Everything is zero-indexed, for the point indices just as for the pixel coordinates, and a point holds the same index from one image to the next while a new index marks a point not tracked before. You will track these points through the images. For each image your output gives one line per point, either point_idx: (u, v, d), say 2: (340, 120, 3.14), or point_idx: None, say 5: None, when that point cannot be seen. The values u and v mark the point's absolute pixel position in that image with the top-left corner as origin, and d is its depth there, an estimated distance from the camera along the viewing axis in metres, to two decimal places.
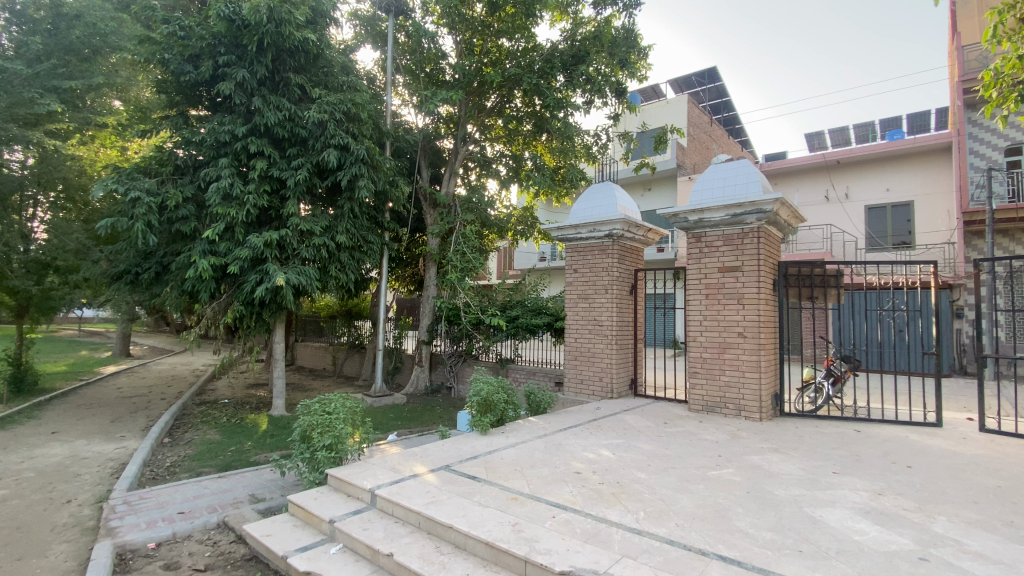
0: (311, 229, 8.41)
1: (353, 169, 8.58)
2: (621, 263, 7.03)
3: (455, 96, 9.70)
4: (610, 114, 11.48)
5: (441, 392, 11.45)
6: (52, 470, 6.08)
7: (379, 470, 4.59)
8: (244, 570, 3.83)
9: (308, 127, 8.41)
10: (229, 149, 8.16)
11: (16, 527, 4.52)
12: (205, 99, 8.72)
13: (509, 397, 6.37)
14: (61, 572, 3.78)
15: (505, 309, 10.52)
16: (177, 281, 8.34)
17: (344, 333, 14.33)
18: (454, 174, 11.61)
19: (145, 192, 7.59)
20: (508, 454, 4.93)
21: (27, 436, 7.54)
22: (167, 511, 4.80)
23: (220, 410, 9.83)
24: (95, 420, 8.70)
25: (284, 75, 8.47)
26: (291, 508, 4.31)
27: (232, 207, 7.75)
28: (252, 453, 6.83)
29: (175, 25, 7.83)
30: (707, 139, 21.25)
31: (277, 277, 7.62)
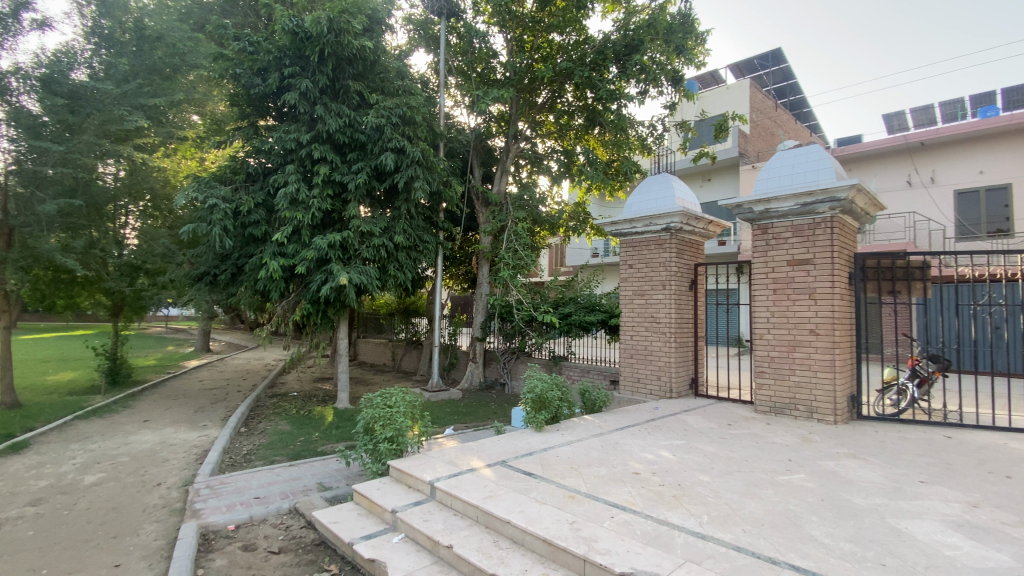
0: (371, 230, 8.75)
1: (409, 171, 8.82)
2: (679, 258, 6.78)
3: (506, 93, 9.71)
4: (666, 104, 11.11)
5: (495, 389, 11.54)
6: (145, 455, 6.68)
7: (438, 463, 4.69)
8: (314, 554, 4.04)
9: (366, 132, 8.74)
10: (294, 156, 8.60)
11: (115, 507, 5.00)
12: (272, 109, 9.23)
13: (564, 395, 6.30)
14: (153, 548, 4.14)
15: (558, 306, 10.45)
16: (250, 281, 8.90)
17: (402, 330, 14.80)
18: (505, 172, 11.65)
19: (221, 199, 8.16)
20: (564, 451, 4.90)
21: (123, 424, 8.33)
22: (244, 496, 5.14)
23: (290, 402, 10.43)
24: (180, 410, 9.47)
25: (344, 82, 8.78)
26: (357, 497, 4.50)
27: (299, 211, 8.18)
28: (319, 444, 7.20)
29: (244, 41, 8.35)
30: (770, 126, 20.14)
31: (340, 276, 7.98)
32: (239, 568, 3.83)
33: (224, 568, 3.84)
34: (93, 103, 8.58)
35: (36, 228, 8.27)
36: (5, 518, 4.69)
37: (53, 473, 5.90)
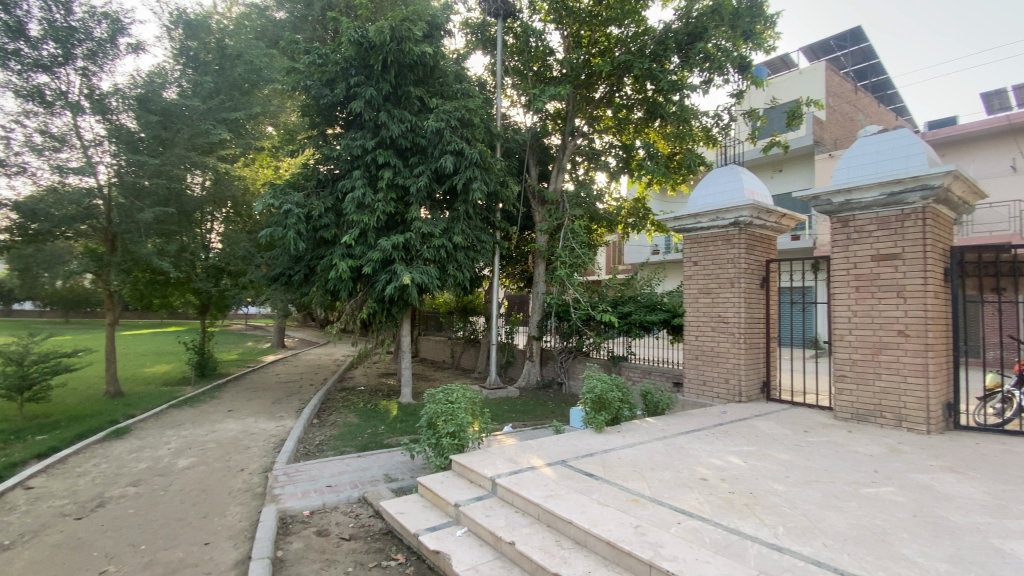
0: (432, 231, 8.98)
1: (468, 172, 8.97)
2: (749, 254, 6.44)
3: (563, 90, 9.66)
4: (732, 92, 10.62)
5: (553, 388, 11.52)
6: (229, 442, 7.24)
7: (499, 460, 4.74)
8: (381, 543, 4.21)
9: (427, 136, 9.02)
10: (361, 161, 9.00)
11: (204, 489, 5.45)
12: (339, 118, 9.68)
13: (625, 396, 6.18)
14: (237, 529, 4.48)
15: (617, 305, 10.26)
16: (321, 282, 9.42)
17: (461, 328, 15.12)
18: (562, 170, 11.57)
19: (295, 205, 8.68)
20: (626, 453, 4.81)
21: (211, 413, 9.09)
22: (318, 484, 5.45)
23: (357, 396, 10.95)
24: (259, 402, 10.19)
25: (406, 88, 9.07)
26: (421, 490, 4.64)
27: (365, 214, 8.56)
28: (385, 436, 7.49)
29: (315, 54, 8.85)
30: (849, 111, 18.71)
31: (403, 276, 8.25)
32: (314, 552, 4.05)
33: (300, 551, 4.08)
34: (183, 120, 9.37)
35: (135, 234, 9.14)
36: (113, 496, 5.24)
37: (152, 456, 6.53)
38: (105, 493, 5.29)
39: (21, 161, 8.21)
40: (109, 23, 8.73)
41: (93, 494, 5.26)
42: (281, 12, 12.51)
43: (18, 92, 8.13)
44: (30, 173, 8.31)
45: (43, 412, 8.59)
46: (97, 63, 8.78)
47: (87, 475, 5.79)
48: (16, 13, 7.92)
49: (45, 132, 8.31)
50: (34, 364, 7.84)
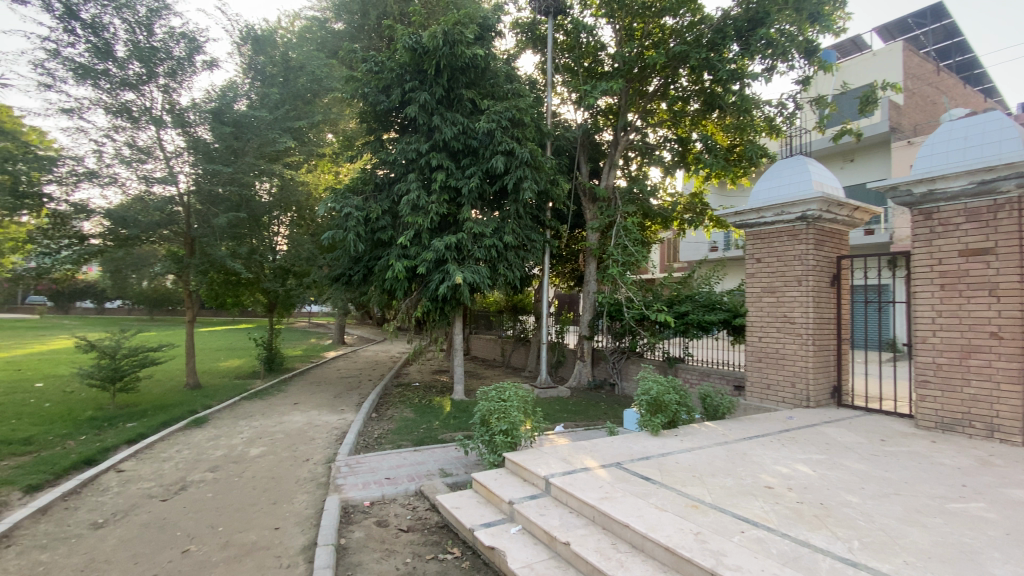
0: (483, 231, 9.09)
1: (519, 172, 9.00)
2: (818, 250, 6.08)
3: (615, 85, 9.50)
4: (798, 79, 10.06)
5: (605, 388, 11.36)
6: (295, 434, 7.66)
7: (552, 460, 4.75)
8: (438, 536, 4.31)
9: (478, 137, 9.13)
10: (415, 165, 9.25)
11: (274, 477, 5.80)
12: (394, 122, 9.97)
13: (682, 398, 6.00)
14: (304, 516, 4.73)
15: (673, 304, 9.96)
16: (379, 282, 9.77)
17: (511, 327, 15.22)
18: (615, 166, 11.35)
19: (354, 208, 9.05)
20: (683, 458, 4.67)
21: (279, 405, 9.66)
22: (378, 476, 5.67)
23: (412, 392, 11.29)
24: (322, 396, 10.71)
25: (458, 91, 9.25)
26: (476, 486, 4.72)
27: (420, 215, 8.79)
28: (439, 432, 7.67)
29: (372, 62, 9.18)
30: (931, 93, 17.19)
31: (456, 276, 8.40)
32: (374, 542, 4.22)
33: (361, 540, 4.26)
34: (252, 130, 9.92)
35: (211, 238, 9.85)
36: (193, 480, 5.68)
37: (226, 445, 7.02)
38: (186, 478, 5.75)
39: (113, 174, 9.06)
40: (187, 43, 9.47)
41: (176, 478, 5.73)
42: (340, 23, 13.05)
43: (109, 108, 8.90)
44: (120, 184, 9.15)
45: (133, 402, 9.45)
46: (176, 81, 9.53)
47: (172, 460, 6.32)
48: (104, 36, 8.76)
49: (132, 146, 9.12)
50: (125, 358, 8.63)
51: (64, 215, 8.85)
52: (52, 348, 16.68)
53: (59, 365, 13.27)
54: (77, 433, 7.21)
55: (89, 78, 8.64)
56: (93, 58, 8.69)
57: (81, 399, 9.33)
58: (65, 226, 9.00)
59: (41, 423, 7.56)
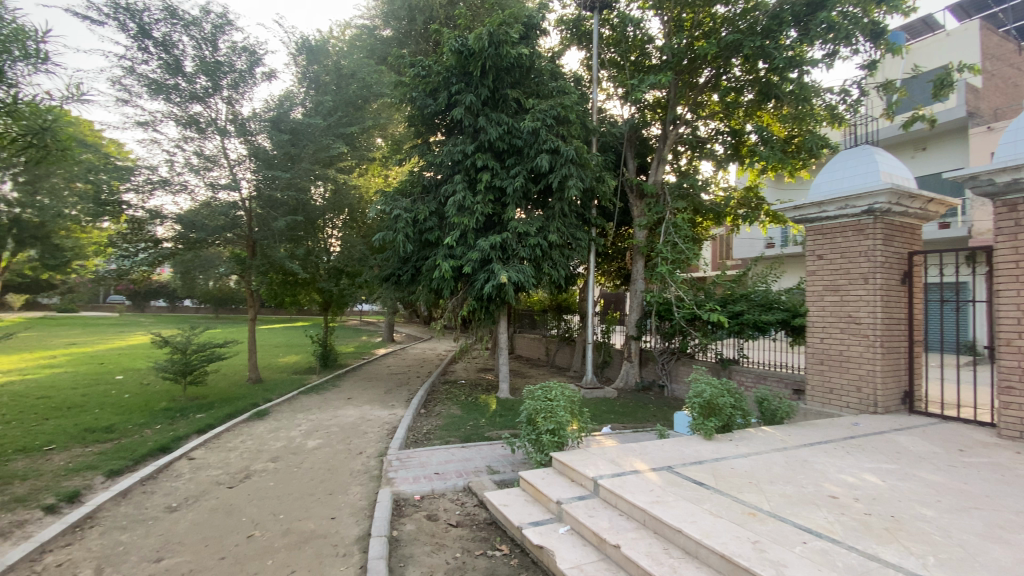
0: (528, 230, 9.10)
1: (564, 170, 8.93)
2: (888, 246, 5.69)
3: (664, 77, 9.25)
4: (862, 64, 9.46)
5: (653, 390, 11.12)
6: (348, 427, 7.96)
7: (600, 461, 4.70)
8: (486, 532, 4.37)
9: (523, 136, 9.14)
10: (461, 166, 9.37)
11: (330, 469, 6.05)
12: (441, 125, 10.15)
13: (737, 402, 5.77)
14: (358, 507, 4.90)
15: (726, 303, 9.59)
16: (426, 282, 9.98)
17: (555, 326, 15.15)
18: (663, 161, 11.05)
19: (403, 210, 9.30)
20: (739, 463, 4.50)
21: (333, 400, 10.07)
22: (427, 470, 5.81)
23: (459, 389, 11.47)
24: (373, 391, 11.08)
25: (503, 91, 9.31)
26: (523, 484, 4.74)
27: (465, 216, 8.91)
28: (486, 429, 7.75)
29: (419, 67, 9.38)
30: (1014, 74, 15.75)
31: (501, 275, 8.45)
32: (425, 535, 4.32)
33: (413, 532, 4.37)
34: (309, 137, 10.44)
35: (271, 240, 10.40)
36: (256, 469, 6.01)
37: (286, 437, 7.39)
38: (250, 467, 6.10)
39: (183, 181, 9.71)
40: (248, 56, 10.04)
41: (241, 467, 6.09)
42: (388, 30, 13.43)
43: (179, 120, 9.55)
44: (190, 191, 9.81)
45: (202, 394, 10.12)
46: (238, 92, 10.12)
47: (237, 450, 6.72)
48: (174, 53, 9.42)
49: (200, 154, 9.75)
50: (195, 353, 9.22)
51: (140, 221, 9.61)
52: (130, 344, 18.08)
53: (137, 359, 14.38)
54: (153, 422, 7.80)
55: (161, 93, 9.33)
56: (165, 74, 9.36)
57: (157, 391, 10.08)
58: (142, 231, 9.74)
59: (122, 413, 8.23)
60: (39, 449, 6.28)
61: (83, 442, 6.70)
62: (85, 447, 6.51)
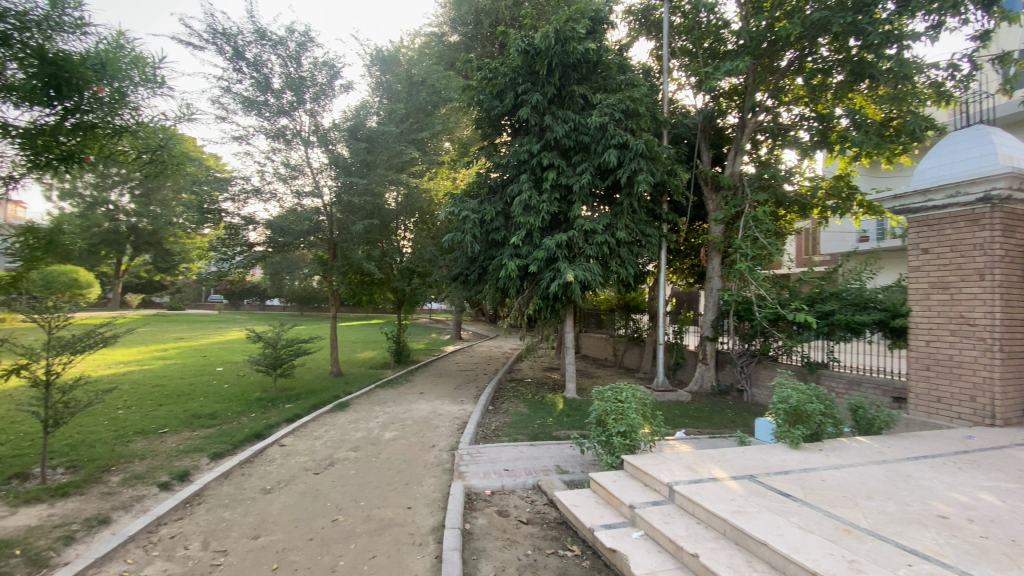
0: (595, 228, 8.97)
1: (633, 164, 8.70)
2: (1009, 237, 5.02)
3: (741, 63, 8.77)
4: (975, 34, 8.42)
5: (731, 394, 10.58)
6: (421, 421, 8.26)
7: (676, 467, 4.55)
8: (557, 532, 4.36)
9: (590, 132, 9.01)
10: (527, 165, 9.39)
11: (405, 460, 6.32)
12: (506, 125, 10.23)
13: (828, 409, 5.34)
14: (432, 499, 5.08)
15: (814, 302, 8.91)
16: (493, 281, 10.13)
17: (623, 325, 14.81)
18: (741, 152, 10.45)
19: (471, 211, 9.50)
20: (831, 475, 4.17)
21: (406, 394, 10.50)
22: (497, 467, 5.90)
23: (526, 387, 11.55)
24: (444, 387, 11.43)
25: (570, 88, 9.24)
26: (594, 486, 4.69)
27: (531, 215, 8.93)
28: (554, 429, 7.74)
29: (487, 69, 9.54)
30: None
31: (567, 274, 8.40)
32: (496, 530, 4.38)
33: (484, 527, 4.46)
34: (383, 144, 10.89)
35: (349, 242, 11.04)
36: (338, 458, 6.40)
37: (365, 428, 7.81)
38: (333, 455, 6.50)
39: (272, 190, 10.53)
40: (328, 70, 10.69)
41: (325, 455, 6.51)
42: (456, 35, 13.78)
43: (268, 133, 10.36)
44: (278, 199, 10.62)
45: (290, 385, 10.96)
46: (320, 104, 10.80)
47: (321, 439, 7.19)
48: (264, 71, 10.22)
49: (287, 164, 10.52)
50: (283, 348, 9.99)
51: (236, 227, 10.56)
52: (228, 338, 19.94)
53: (234, 352, 15.82)
54: (249, 410, 8.54)
55: (253, 109, 10.18)
56: (256, 91, 10.20)
57: (252, 381, 11.05)
58: (237, 237, 10.66)
59: (223, 401, 9.09)
60: (155, 432, 7.08)
61: (190, 426, 7.47)
62: (192, 431, 7.25)
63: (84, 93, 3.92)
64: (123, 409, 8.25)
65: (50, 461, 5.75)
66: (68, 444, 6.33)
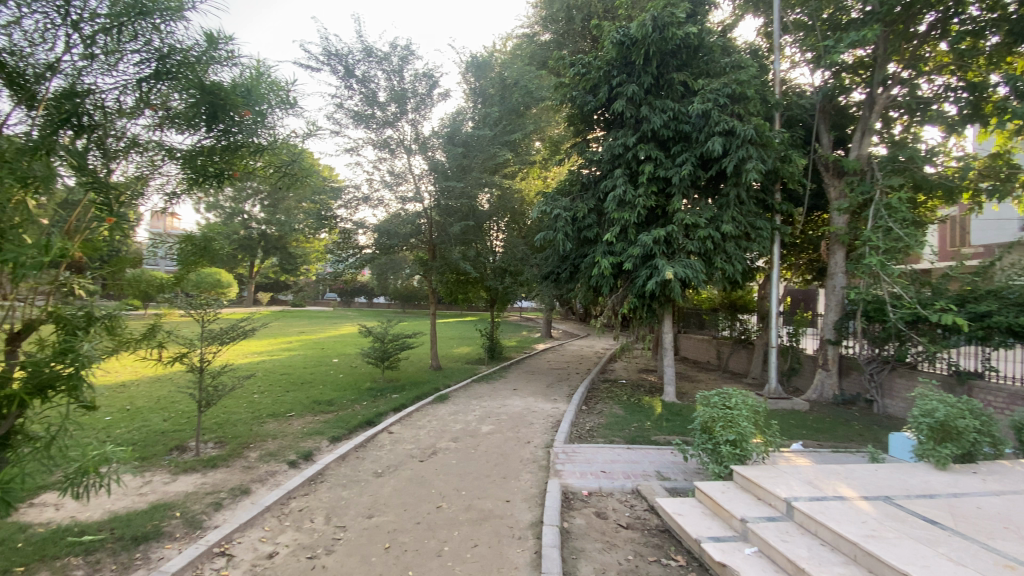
0: (697, 221, 8.46)
1: (740, 152, 8.10)
2: None
3: (870, 32, 7.80)
4: None
5: (857, 405, 9.42)
6: (516, 417, 8.39)
7: (794, 481, 4.16)
8: (660, 539, 4.17)
9: (692, 120, 8.55)
10: (622, 159, 9.10)
11: (502, 454, 6.47)
12: (600, 120, 10.02)
13: (987, 428, 4.55)
14: (530, 494, 5.13)
15: (965, 302, 7.66)
16: (586, 279, 9.96)
17: (727, 327, 13.86)
18: (870, 132, 9.30)
19: (563, 209, 9.46)
20: (989, 502, 3.57)
21: (501, 390, 10.73)
22: (594, 467, 5.82)
23: (621, 389, 11.25)
24: (537, 384, 11.52)
25: (669, 76, 8.84)
26: (701, 496, 4.43)
27: (626, 211, 8.68)
28: (652, 433, 7.46)
29: (580, 65, 9.42)
30: None
31: (666, 271, 8.01)
32: (595, 532, 4.31)
33: (583, 527, 4.40)
34: (479, 147, 11.23)
35: (446, 243, 11.54)
36: (440, 447, 6.72)
37: (463, 420, 8.12)
38: (436, 445, 6.84)
39: (379, 197, 11.31)
40: (427, 81, 11.27)
41: (428, 444, 6.87)
42: (547, 34, 13.83)
43: (375, 144, 11.15)
44: (384, 205, 11.38)
45: (395, 377, 11.73)
46: (421, 113, 11.41)
47: (424, 428, 7.60)
48: (370, 87, 11.01)
49: (392, 172, 11.24)
50: (390, 342, 10.70)
51: (348, 231, 11.51)
52: (340, 333, 21.83)
53: (347, 345, 17.28)
54: (361, 399, 9.28)
55: (363, 122, 11.02)
56: (364, 105, 11.01)
57: (363, 372, 12.00)
58: (350, 241, 11.57)
59: (338, 390, 9.97)
60: (283, 415, 7.95)
61: (312, 411, 8.28)
62: (314, 416, 8.04)
63: (234, 117, 4.43)
64: (258, 394, 9.38)
65: (203, 436, 6.69)
66: (216, 423, 7.31)
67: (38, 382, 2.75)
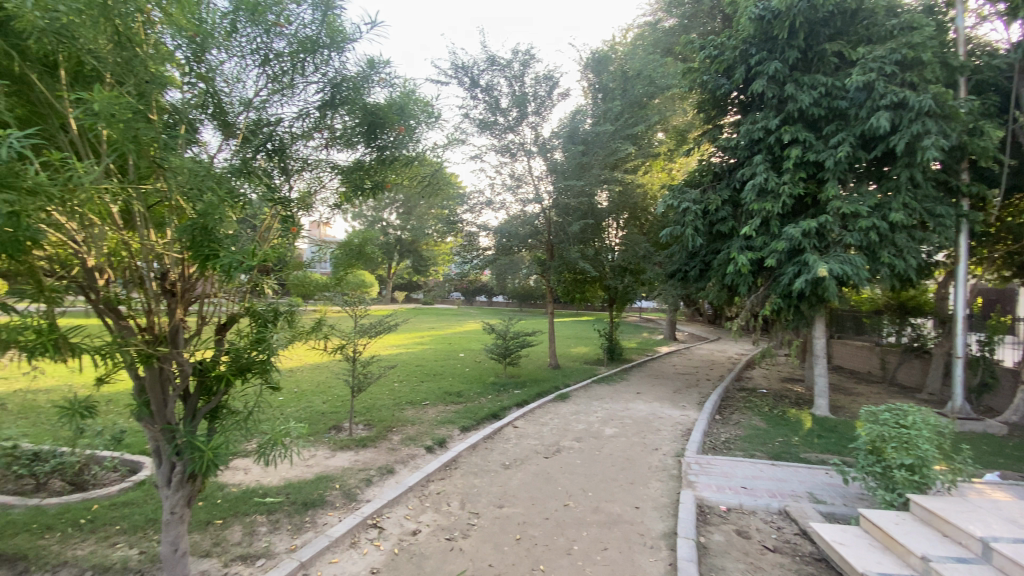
0: (858, 210, 7.39)
1: (914, 127, 6.91)
2: None
3: None
4: None
5: None
6: (642, 422, 8.11)
7: (993, 519, 3.46)
8: (815, 568, 3.73)
9: (849, 95, 7.51)
10: (763, 145, 8.30)
11: (629, 458, 6.29)
12: (734, 104, 9.25)
13: None
14: (661, 503, 4.91)
15: None
16: (719, 277, 9.26)
17: (894, 332, 11.93)
18: None
19: (692, 203, 8.90)
20: None
21: (624, 392, 10.46)
22: (732, 482, 5.38)
23: (761, 399, 10.26)
24: (663, 389, 11.00)
25: (819, 48, 7.86)
26: (867, 525, 3.87)
27: (768, 201, 7.89)
28: (800, 449, 6.69)
29: (711, 47, 8.79)
30: None
31: (817, 267, 7.11)
32: (737, 551, 3.98)
33: (723, 544, 4.10)
34: (599, 143, 11.10)
35: (566, 242, 11.57)
36: (564, 446, 6.75)
37: (586, 420, 8.07)
38: (560, 443, 6.89)
39: (502, 200, 11.73)
40: (547, 82, 11.39)
41: (552, 441, 6.95)
42: (671, 19, 13.17)
43: (497, 148, 11.56)
44: (506, 207, 11.76)
45: (517, 373, 12.07)
46: (541, 114, 11.57)
47: (547, 425, 7.71)
48: (493, 94, 11.45)
49: (513, 175, 11.58)
50: (512, 339, 11.02)
51: (472, 233, 12.12)
52: (465, 329, 23.04)
53: (470, 341, 18.22)
54: (486, 393, 9.72)
55: (486, 129, 11.50)
56: (488, 113, 11.50)
57: (486, 368, 12.54)
58: (474, 243, 12.15)
59: (465, 383, 10.55)
60: (419, 404, 8.62)
61: (444, 401, 8.87)
62: (445, 406, 8.60)
63: (390, 133, 4.92)
64: (397, 384, 10.31)
65: (354, 418, 7.52)
66: (365, 408, 8.18)
67: (238, 366, 3.36)
